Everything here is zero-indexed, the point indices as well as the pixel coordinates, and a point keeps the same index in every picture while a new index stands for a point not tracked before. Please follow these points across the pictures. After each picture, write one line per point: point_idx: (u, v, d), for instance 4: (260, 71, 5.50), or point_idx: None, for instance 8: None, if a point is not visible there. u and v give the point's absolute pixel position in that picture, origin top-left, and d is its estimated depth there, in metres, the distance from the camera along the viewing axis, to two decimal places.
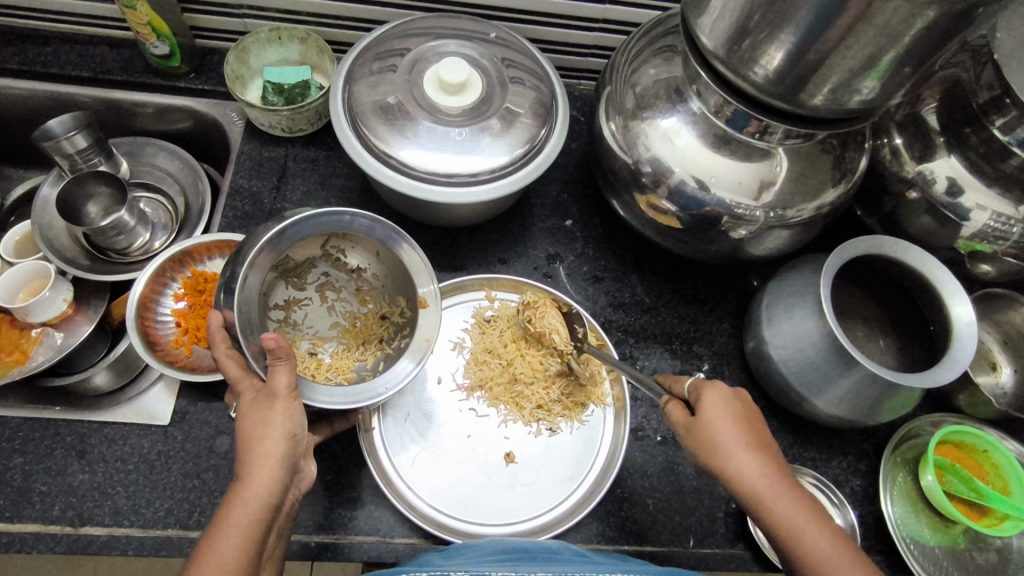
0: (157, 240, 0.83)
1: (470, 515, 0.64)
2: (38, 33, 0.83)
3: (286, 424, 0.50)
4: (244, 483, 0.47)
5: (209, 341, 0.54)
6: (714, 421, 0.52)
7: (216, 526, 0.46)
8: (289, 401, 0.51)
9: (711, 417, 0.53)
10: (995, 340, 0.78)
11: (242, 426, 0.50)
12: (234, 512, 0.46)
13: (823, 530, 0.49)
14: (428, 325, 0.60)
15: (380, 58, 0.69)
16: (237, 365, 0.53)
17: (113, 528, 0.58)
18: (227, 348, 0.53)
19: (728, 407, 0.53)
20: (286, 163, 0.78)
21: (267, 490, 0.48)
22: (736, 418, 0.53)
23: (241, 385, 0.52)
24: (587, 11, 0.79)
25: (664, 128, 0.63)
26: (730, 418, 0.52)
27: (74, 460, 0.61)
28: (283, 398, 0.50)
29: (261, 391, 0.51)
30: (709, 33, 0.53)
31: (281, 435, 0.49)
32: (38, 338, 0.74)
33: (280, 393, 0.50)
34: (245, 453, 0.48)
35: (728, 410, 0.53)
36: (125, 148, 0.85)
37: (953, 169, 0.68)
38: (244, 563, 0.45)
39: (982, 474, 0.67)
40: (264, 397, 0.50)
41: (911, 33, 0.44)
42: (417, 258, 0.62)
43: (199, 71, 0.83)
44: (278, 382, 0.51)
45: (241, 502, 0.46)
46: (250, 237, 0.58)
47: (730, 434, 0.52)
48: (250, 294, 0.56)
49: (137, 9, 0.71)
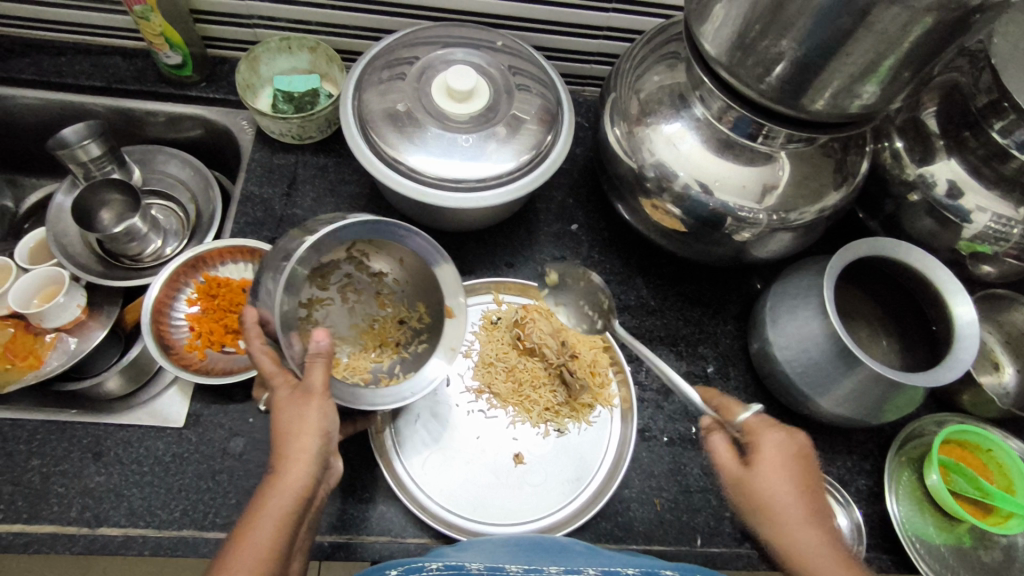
0: (169, 246, 0.84)
1: (480, 516, 0.64)
2: (52, 44, 0.84)
3: (319, 421, 0.52)
4: (279, 476, 0.49)
5: (244, 335, 0.56)
6: (767, 473, 0.53)
7: (253, 514, 0.48)
8: (322, 399, 0.52)
9: (761, 469, 0.53)
10: (998, 340, 0.79)
11: (278, 420, 0.52)
12: (270, 502, 0.48)
13: None
14: (453, 334, 0.62)
15: (389, 66, 0.71)
16: (269, 359, 0.55)
17: (129, 529, 0.59)
18: (261, 344, 0.55)
19: (779, 460, 0.53)
20: (296, 170, 0.79)
21: (301, 482, 0.49)
22: (782, 471, 0.53)
23: (276, 379, 0.54)
24: (591, 20, 0.80)
25: (669, 133, 0.64)
26: (777, 472, 0.53)
27: (90, 462, 0.62)
28: (318, 397, 0.52)
29: (296, 389, 0.53)
30: (713, 41, 0.54)
31: (316, 431, 0.51)
32: (52, 343, 0.75)
33: (313, 392, 0.52)
34: (281, 445, 0.51)
35: (774, 463, 0.53)
36: (137, 156, 0.86)
37: (954, 173, 0.69)
38: (277, 551, 0.46)
39: (986, 473, 0.68)
40: (300, 393, 0.53)
41: (910, 39, 0.45)
42: (449, 271, 0.63)
43: (210, 80, 0.85)
44: (313, 382, 0.53)
45: (275, 492, 0.49)
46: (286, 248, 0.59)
47: (782, 466, 0.53)
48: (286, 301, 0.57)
49: (151, 20, 0.73)
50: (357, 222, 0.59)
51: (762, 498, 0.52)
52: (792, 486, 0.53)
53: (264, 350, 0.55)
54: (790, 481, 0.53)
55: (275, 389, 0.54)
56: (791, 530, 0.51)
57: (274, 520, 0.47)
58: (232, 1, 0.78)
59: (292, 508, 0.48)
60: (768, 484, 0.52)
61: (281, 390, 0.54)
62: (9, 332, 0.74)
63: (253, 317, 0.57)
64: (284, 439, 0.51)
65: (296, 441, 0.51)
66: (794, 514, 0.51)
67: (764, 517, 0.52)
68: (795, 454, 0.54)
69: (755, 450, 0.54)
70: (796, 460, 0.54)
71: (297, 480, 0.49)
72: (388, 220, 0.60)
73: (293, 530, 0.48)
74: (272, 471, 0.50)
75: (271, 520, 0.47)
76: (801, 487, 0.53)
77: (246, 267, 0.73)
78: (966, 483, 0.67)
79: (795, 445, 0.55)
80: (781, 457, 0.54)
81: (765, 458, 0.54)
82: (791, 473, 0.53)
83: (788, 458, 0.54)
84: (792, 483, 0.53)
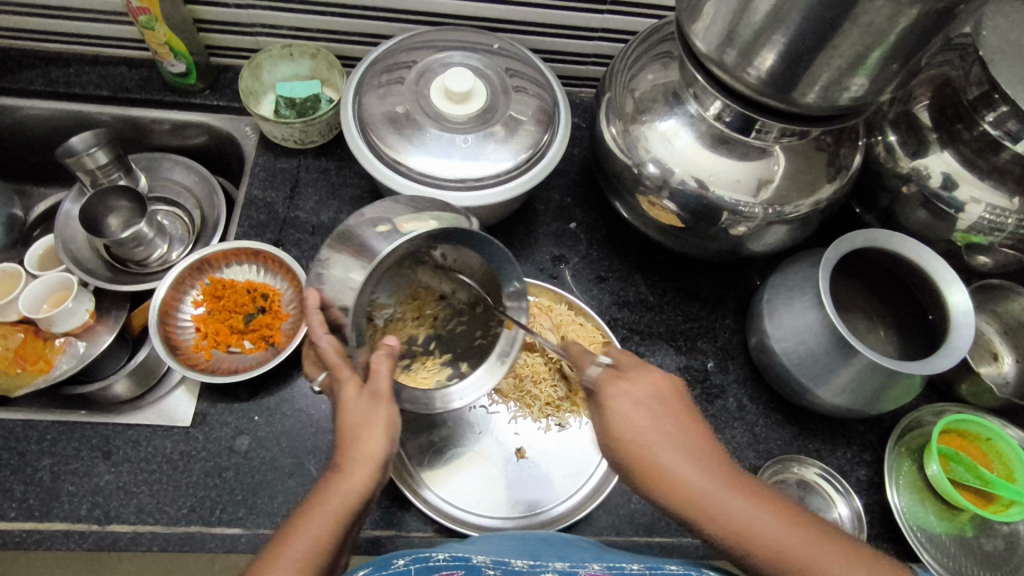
0: (175, 251, 0.85)
1: (483, 510, 0.65)
2: (59, 55, 0.86)
3: (386, 425, 0.52)
4: (343, 476, 0.50)
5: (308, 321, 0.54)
6: (627, 427, 0.50)
7: (312, 508, 0.49)
8: (389, 405, 0.53)
9: (616, 424, 0.51)
10: (995, 331, 0.79)
11: (345, 417, 0.52)
12: (331, 500, 0.49)
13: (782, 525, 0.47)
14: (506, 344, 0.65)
15: (388, 70, 0.72)
16: (334, 349, 0.53)
17: (138, 526, 0.60)
18: (327, 332, 0.53)
19: (640, 408, 0.51)
20: (298, 174, 0.81)
21: (364, 486, 0.50)
22: (650, 418, 0.50)
23: (341, 370, 0.53)
24: (586, 21, 0.82)
25: (663, 130, 0.65)
26: (643, 421, 0.50)
27: (99, 460, 0.63)
28: (386, 404, 0.52)
29: (365, 387, 0.53)
30: (704, 38, 0.55)
31: (383, 438, 0.51)
32: (61, 347, 0.76)
33: (382, 396, 0.52)
34: (346, 445, 0.51)
35: (637, 412, 0.51)
36: (143, 164, 0.88)
37: (947, 165, 0.70)
38: (331, 546, 0.48)
39: (987, 462, 0.69)
40: (369, 396, 0.52)
41: (896, 31, 0.46)
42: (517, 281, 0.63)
43: (213, 89, 0.86)
44: (380, 384, 0.53)
45: (336, 491, 0.49)
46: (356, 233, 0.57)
47: (649, 424, 0.50)
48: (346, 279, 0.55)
49: (155, 30, 0.75)
50: (447, 227, 0.57)
51: (641, 454, 0.49)
52: (671, 429, 0.50)
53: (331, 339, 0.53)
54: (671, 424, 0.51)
55: (340, 380, 0.53)
56: (683, 477, 0.48)
57: (329, 521, 0.48)
58: (234, 10, 0.80)
59: (349, 511, 0.49)
60: (648, 436, 0.50)
61: (347, 382, 0.52)
62: (19, 337, 0.75)
63: (316, 300, 0.55)
64: (352, 439, 0.51)
65: (362, 444, 0.51)
66: (679, 459, 0.49)
67: (649, 470, 0.49)
68: (654, 393, 0.52)
69: (607, 403, 0.51)
70: (657, 399, 0.52)
71: (356, 483, 0.50)
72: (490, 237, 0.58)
73: (346, 531, 0.49)
74: (335, 468, 0.51)
75: (325, 520, 0.48)
76: (683, 426, 0.51)
77: (250, 268, 0.75)
78: (966, 472, 0.67)
79: (654, 382, 0.52)
80: (637, 403, 0.51)
81: (625, 407, 0.51)
82: (658, 419, 0.50)
83: (647, 401, 0.51)
84: (668, 427, 0.50)
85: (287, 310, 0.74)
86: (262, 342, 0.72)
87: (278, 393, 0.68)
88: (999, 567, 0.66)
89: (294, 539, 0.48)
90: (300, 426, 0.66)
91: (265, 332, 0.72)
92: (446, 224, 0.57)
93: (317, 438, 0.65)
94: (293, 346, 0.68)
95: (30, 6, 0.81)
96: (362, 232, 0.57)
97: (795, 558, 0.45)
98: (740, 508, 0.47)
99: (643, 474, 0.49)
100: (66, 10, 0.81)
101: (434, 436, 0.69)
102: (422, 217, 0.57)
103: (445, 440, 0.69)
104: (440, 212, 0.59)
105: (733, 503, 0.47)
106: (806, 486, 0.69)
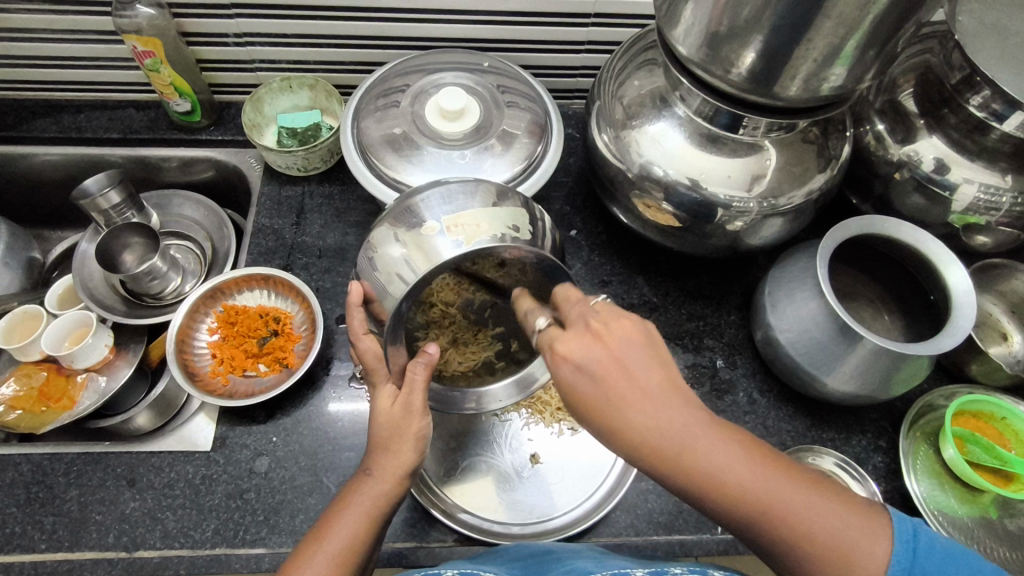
0: (189, 284, 0.87)
1: (502, 515, 0.67)
2: (71, 103, 0.90)
3: (416, 437, 0.56)
4: (371, 478, 0.54)
5: (347, 311, 0.58)
6: (576, 384, 0.47)
7: (343, 508, 0.52)
8: (421, 417, 0.56)
9: (568, 381, 0.47)
10: (1003, 310, 0.79)
11: (378, 424, 0.56)
12: (358, 501, 0.53)
13: (753, 468, 0.44)
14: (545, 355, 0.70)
15: (384, 94, 0.75)
16: (374, 353, 0.57)
17: (165, 550, 0.62)
18: (364, 328, 0.57)
19: (588, 365, 0.46)
20: (303, 201, 0.83)
21: (394, 493, 0.54)
22: (596, 372, 0.46)
23: (378, 374, 0.57)
24: (571, 35, 0.84)
25: (653, 133, 0.67)
26: (592, 377, 0.46)
27: (125, 488, 0.65)
28: (417, 417, 0.56)
29: (399, 395, 0.56)
30: (684, 43, 0.57)
31: (411, 446, 0.55)
32: (83, 383, 0.78)
33: (416, 407, 0.56)
34: (378, 450, 0.55)
35: (586, 367, 0.46)
36: (154, 201, 0.91)
37: (938, 149, 0.71)
38: (359, 544, 0.51)
39: (1003, 442, 0.68)
40: (402, 409, 0.55)
41: (868, 20, 0.48)
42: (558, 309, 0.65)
43: (218, 124, 0.90)
44: (415, 397, 0.56)
45: (365, 493, 0.53)
46: (407, 217, 0.60)
47: (602, 377, 0.46)
48: (392, 266, 0.58)
49: (161, 72, 0.78)
50: (499, 235, 0.57)
51: (598, 413, 0.46)
52: (626, 380, 0.46)
53: (371, 340, 0.57)
54: (623, 376, 0.46)
55: (377, 382, 0.57)
56: (643, 432, 0.45)
57: (363, 522, 0.52)
58: (234, 48, 0.83)
59: (378, 511, 0.53)
60: (599, 392, 0.46)
61: (383, 388, 0.57)
62: (43, 375, 0.77)
63: (359, 296, 0.58)
64: (385, 447, 0.55)
65: (395, 455, 0.55)
66: (638, 410, 0.45)
67: (608, 430, 0.46)
68: (604, 344, 0.47)
69: (559, 353, 0.48)
70: (603, 347, 0.47)
71: (388, 490, 0.54)
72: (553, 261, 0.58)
73: (378, 530, 0.53)
74: (364, 471, 0.55)
75: (359, 521, 0.52)
76: (640, 373, 0.46)
77: (262, 293, 0.77)
78: (983, 453, 0.67)
79: (603, 334, 0.47)
80: (587, 356, 0.47)
81: (571, 363, 0.47)
82: (612, 369, 0.46)
83: (594, 355, 0.46)
84: (617, 378, 0.46)
85: (299, 331, 0.76)
86: (277, 364, 0.73)
87: (294, 413, 0.69)
88: None
89: (329, 538, 0.50)
90: (318, 444, 0.67)
91: (279, 354, 0.74)
92: (497, 231, 0.57)
93: (335, 454, 0.67)
94: (306, 365, 0.68)
95: (41, 58, 0.84)
96: (416, 227, 0.59)
97: (768, 506, 0.43)
98: (713, 459, 0.44)
99: (603, 431, 0.46)
100: (75, 60, 0.85)
101: (449, 446, 0.70)
102: (473, 219, 0.58)
103: (460, 450, 0.70)
104: (496, 211, 0.59)
105: (699, 454, 0.44)
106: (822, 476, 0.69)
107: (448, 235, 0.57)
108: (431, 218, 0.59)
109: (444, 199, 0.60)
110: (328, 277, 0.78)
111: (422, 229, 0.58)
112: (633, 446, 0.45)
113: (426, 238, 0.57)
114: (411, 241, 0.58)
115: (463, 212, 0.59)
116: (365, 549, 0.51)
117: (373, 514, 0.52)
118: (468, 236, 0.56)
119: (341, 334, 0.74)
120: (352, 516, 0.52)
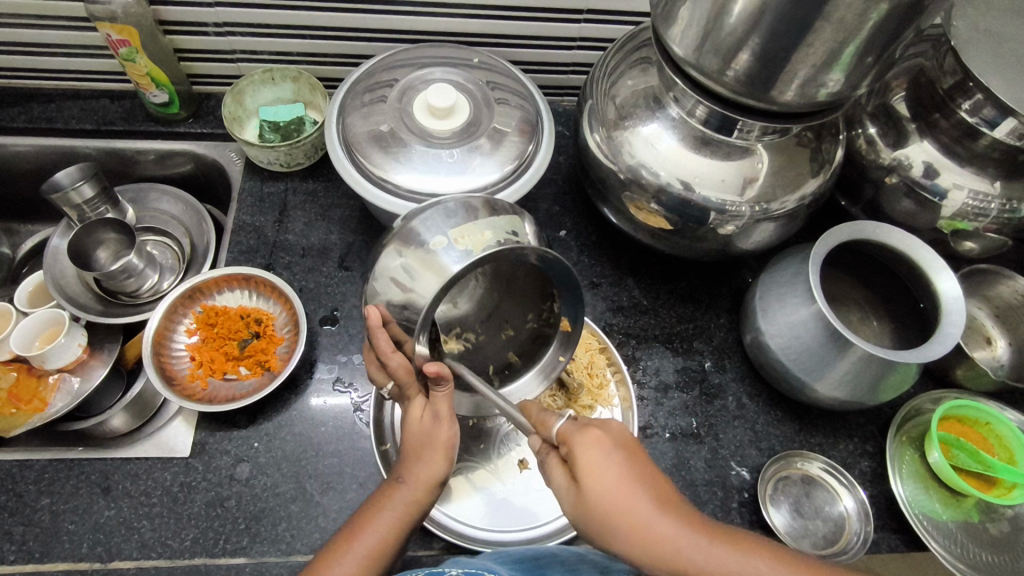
0: (166, 282, 0.84)
1: (488, 524, 0.65)
2: (40, 92, 0.86)
3: (446, 446, 0.55)
4: (396, 489, 0.55)
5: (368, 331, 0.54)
6: (593, 469, 0.47)
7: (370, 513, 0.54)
8: (450, 425, 0.55)
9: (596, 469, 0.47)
10: (988, 314, 0.81)
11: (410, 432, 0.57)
12: (386, 511, 0.54)
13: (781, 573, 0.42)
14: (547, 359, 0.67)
15: (370, 90, 0.73)
16: (404, 368, 0.55)
17: (141, 561, 0.60)
18: (390, 348, 0.54)
19: (616, 457, 0.48)
20: (286, 198, 0.81)
21: (426, 500, 0.55)
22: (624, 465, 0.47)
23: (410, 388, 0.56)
24: (565, 31, 0.83)
25: (647, 135, 0.65)
26: (617, 470, 0.47)
27: (99, 496, 0.63)
28: (447, 422, 0.55)
29: (428, 405, 0.56)
30: (680, 43, 0.56)
31: (444, 458, 0.55)
32: (55, 384, 0.74)
33: (444, 417, 0.55)
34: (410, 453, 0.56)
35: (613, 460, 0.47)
36: (130, 195, 0.88)
37: (929, 154, 0.70)
38: (380, 551, 0.52)
39: (986, 446, 0.68)
40: (431, 419, 0.55)
41: (867, 27, 0.47)
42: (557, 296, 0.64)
43: (197, 116, 0.87)
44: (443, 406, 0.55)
45: (390, 499, 0.54)
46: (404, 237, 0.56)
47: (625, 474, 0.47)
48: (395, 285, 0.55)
49: (136, 61, 0.75)
50: (504, 240, 0.55)
51: (619, 505, 0.45)
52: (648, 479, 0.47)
53: (401, 357, 0.54)
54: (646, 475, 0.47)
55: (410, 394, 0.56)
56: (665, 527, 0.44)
57: (390, 526, 0.53)
58: (213, 37, 0.80)
59: (409, 517, 0.54)
60: (625, 485, 0.46)
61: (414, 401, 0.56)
62: (13, 375, 0.73)
63: (379, 318, 0.54)
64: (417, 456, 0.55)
65: (427, 463, 0.55)
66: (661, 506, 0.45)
67: (627, 526, 0.45)
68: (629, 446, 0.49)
69: (583, 448, 0.48)
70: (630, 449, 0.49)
71: (418, 499, 0.54)
72: (555, 256, 0.54)
73: (404, 538, 0.54)
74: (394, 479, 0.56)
75: (388, 525, 0.53)
76: (660, 477, 0.48)
77: (243, 293, 0.75)
78: (967, 457, 0.67)
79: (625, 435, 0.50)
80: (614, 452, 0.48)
81: (601, 454, 0.48)
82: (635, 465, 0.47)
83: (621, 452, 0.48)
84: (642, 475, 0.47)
85: (281, 333, 0.74)
86: (258, 367, 0.72)
87: (276, 417, 0.67)
88: (1008, 550, 0.66)
89: (359, 539, 0.52)
90: (300, 450, 0.66)
91: (260, 357, 0.72)
92: (501, 236, 0.55)
93: (318, 462, 0.65)
94: (289, 368, 0.66)
95: (10, 44, 0.81)
96: (420, 247, 0.55)
97: None
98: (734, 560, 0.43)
99: (622, 526, 0.45)
100: (44, 47, 0.81)
101: None
102: (476, 228, 0.55)
103: None
104: (495, 220, 0.57)
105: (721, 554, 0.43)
106: (809, 481, 0.69)
107: (456, 248, 0.53)
108: (433, 234, 0.55)
109: (443, 214, 0.57)
110: (312, 277, 0.76)
111: (428, 247, 0.54)
112: (649, 541, 0.44)
113: (433, 255, 0.54)
114: (419, 263, 0.54)
115: (465, 223, 0.55)
116: (390, 553, 0.53)
117: (403, 516, 0.54)
118: (475, 246, 0.54)
119: (325, 336, 0.72)
120: (381, 523, 0.53)
